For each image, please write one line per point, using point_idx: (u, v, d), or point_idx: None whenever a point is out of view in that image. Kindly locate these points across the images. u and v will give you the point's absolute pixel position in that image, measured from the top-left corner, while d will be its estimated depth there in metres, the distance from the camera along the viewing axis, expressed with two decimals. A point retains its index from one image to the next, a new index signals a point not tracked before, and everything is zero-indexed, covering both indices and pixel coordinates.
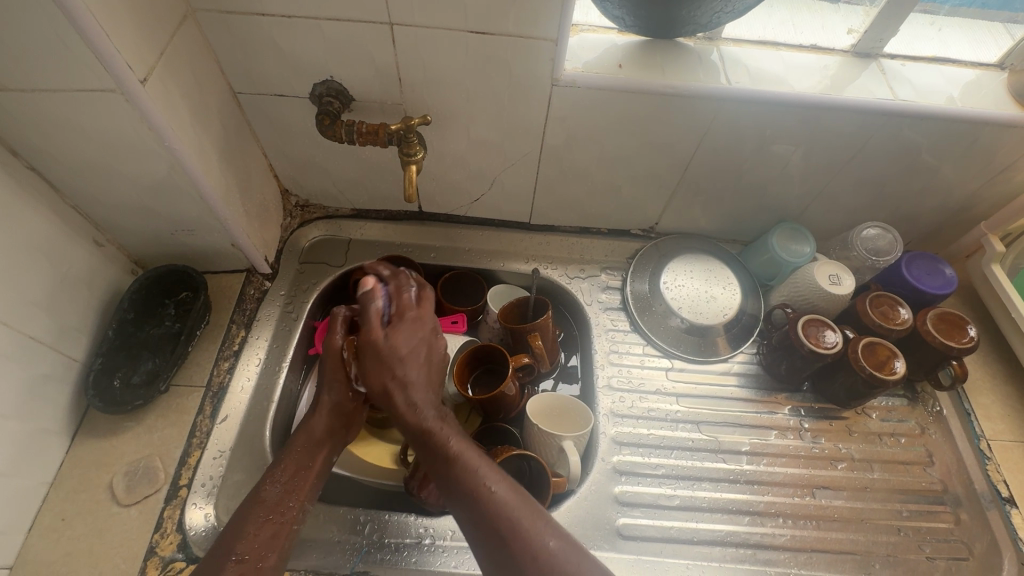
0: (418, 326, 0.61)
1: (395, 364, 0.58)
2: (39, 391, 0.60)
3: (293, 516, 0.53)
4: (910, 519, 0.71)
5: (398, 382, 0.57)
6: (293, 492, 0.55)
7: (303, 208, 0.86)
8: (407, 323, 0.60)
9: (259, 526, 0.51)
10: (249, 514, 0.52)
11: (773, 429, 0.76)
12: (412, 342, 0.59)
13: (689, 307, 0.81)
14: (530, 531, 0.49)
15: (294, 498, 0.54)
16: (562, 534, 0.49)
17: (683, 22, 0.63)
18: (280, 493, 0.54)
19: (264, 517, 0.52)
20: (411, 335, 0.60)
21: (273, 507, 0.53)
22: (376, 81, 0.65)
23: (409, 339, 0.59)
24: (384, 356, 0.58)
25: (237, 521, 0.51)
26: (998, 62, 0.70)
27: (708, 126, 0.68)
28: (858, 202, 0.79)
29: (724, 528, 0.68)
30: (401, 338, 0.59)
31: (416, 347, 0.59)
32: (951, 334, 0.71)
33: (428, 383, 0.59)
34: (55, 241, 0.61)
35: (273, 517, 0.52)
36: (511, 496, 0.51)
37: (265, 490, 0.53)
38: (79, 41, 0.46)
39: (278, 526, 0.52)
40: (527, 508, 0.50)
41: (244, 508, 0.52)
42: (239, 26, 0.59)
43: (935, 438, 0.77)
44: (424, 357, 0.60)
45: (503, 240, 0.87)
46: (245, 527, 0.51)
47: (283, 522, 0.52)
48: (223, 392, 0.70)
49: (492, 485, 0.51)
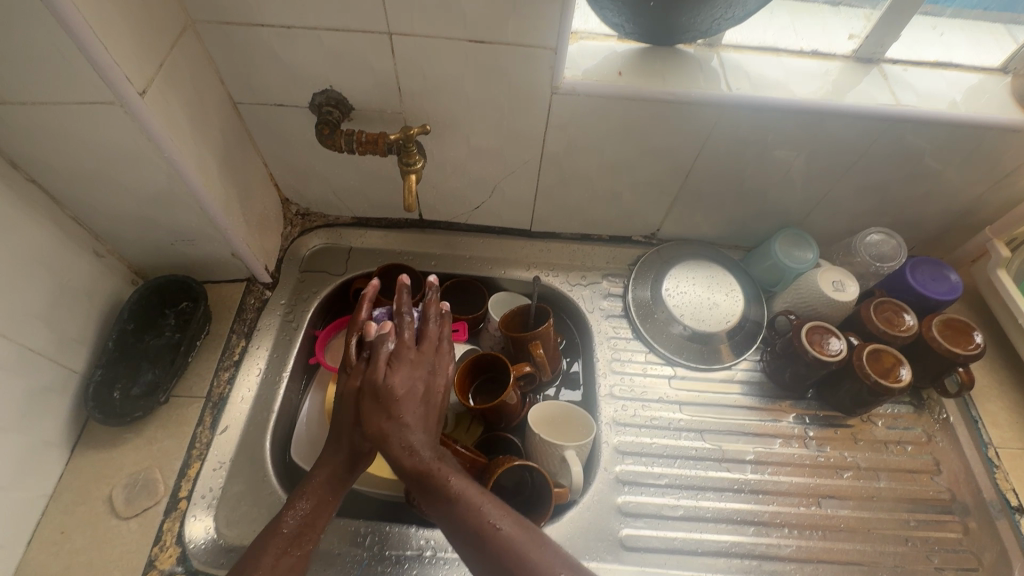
0: (418, 365, 0.60)
1: (394, 401, 0.57)
2: (39, 402, 0.60)
3: (310, 548, 0.53)
4: (918, 529, 0.70)
5: (401, 419, 0.56)
6: (311, 525, 0.54)
7: (303, 217, 0.86)
8: (407, 360, 0.60)
9: (275, 558, 0.52)
10: (266, 545, 0.52)
11: (777, 437, 0.75)
12: (409, 382, 0.58)
13: (690, 315, 0.79)
14: (540, 564, 0.47)
15: (313, 531, 0.54)
16: (572, 564, 0.47)
17: (683, 28, 0.63)
18: (300, 526, 0.53)
19: (280, 550, 0.52)
20: (409, 375, 0.59)
21: (292, 540, 0.53)
22: (374, 90, 0.65)
23: (408, 380, 0.58)
24: (382, 396, 0.57)
25: (254, 552, 0.52)
26: (1001, 66, 0.70)
27: (708, 133, 0.68)
28: (861, 207, 0.78)
29: (729, 539, 0.67)
30: (399, 375, 0.58)
31: (414, 388, 0.58)
32: (957, 340, 0.71)
33: (425, 426, 0.57)
34: (54, 253, 0.61)
35: (290, 551, 0.52)
36: (518, 534, 0.49)
37: (283, 521, 0.53)
38: (78, 54, 0.46)
39: (294, 559, 0.52)
40: (534, 541, 0.49)
41: (260, 540, 0.53)
42: (239, 36, 0.59)
43: (943, 445, 0.76)
44: (420, 397, 0.58)
45: (504, 247, 0.86)
46: (262, 559, 0.51)
47: (300, 555, 0.53)
48: (223, 403, 0.69)
49: (502, 521, 0.50)
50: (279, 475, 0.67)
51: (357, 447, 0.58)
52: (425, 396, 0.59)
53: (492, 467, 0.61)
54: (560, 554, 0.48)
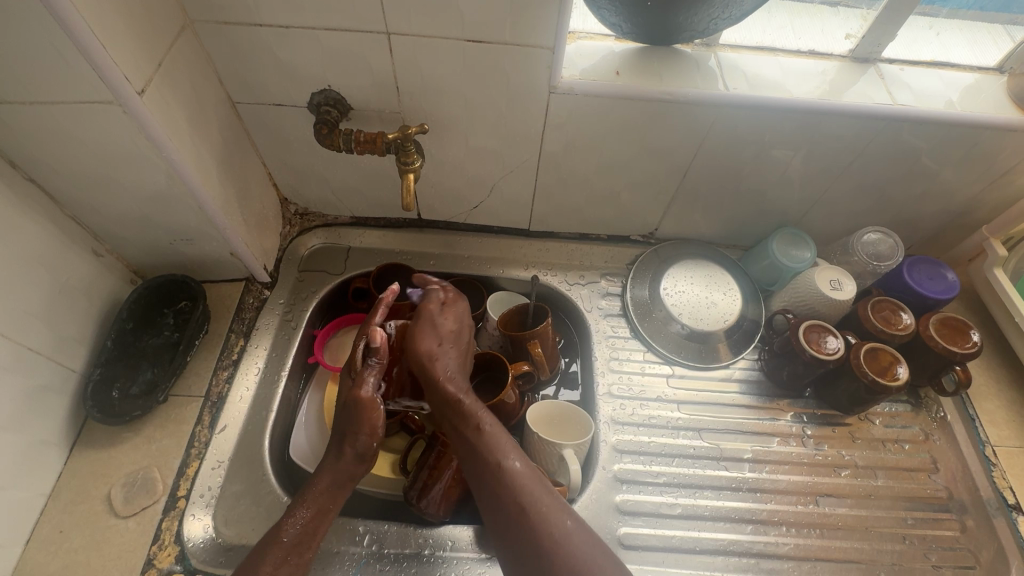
0: (463, 313, 0.67)
1: (439, 336, 0.63)
2: (38, 401, 0.60)
3: (308, 556, 0.54)
4: (916, 527, 0.70)
5: (444, 351, 0.62)
6: (311, 534, 0.54)
7: (302, 216, 0.86)
8: (455, 306, 0.66)
9: (275, 566, 0.51)
10: (265, 556, 0.52)
11: (775, 435, 0.75)
12: (457, 324, 0.65)
13: (689, 314, 0.80)
14: (541, 502, 0.53)
15: (312, 539, 0.54)
16: (576, 517, 0.53)
17: (680, 28, 0.63)
18: (300, 534, 0.53)
19: (280, 559, 0.52)
20: (458, 317, 0.66)
21: (291, 549, 0.52)
22: (373, 90, 0.65)
23: (452, 323, 0.65)
24: (432, 327, 0.64)
25: (254, 559, 0.52)
26: (997, 66, 0.70)
27: (705, 133, 0.68)
28: (859, 206, 0.78)
29: (727, 537, 0.67)
30: (449, 316, 0.65)
31: (459, 330, 0.65)
32: (954, 338, 0.71)
33: (462, 364, 0.63)
34: (53, 252, 0.62)
35: (290, 560, 0.52)
36: (528, 473, 0.55)
37: (283, 530, 0.53)
38: (76, 53, 0.47)
39: (294, 567, 0.52)
40: (540, 485, 0.54)
41: (259, 549, 0.52)
42: (237, 36, 0.60)
43: (940, 443, 0.76)
44: (461, 340, 0.64)
45: (502, 247, 0.86)
46: (261, 567, 0.51)
47: (298, 563, 0.53)
48: (222, 402, 0.70)
49: (516, 460, 0.55)
50: (278, 474, 0.67)
51: (358, 454, 0.58)
52: (466, 340, 0.65)
53: None
54: (563, 504, 0.54)
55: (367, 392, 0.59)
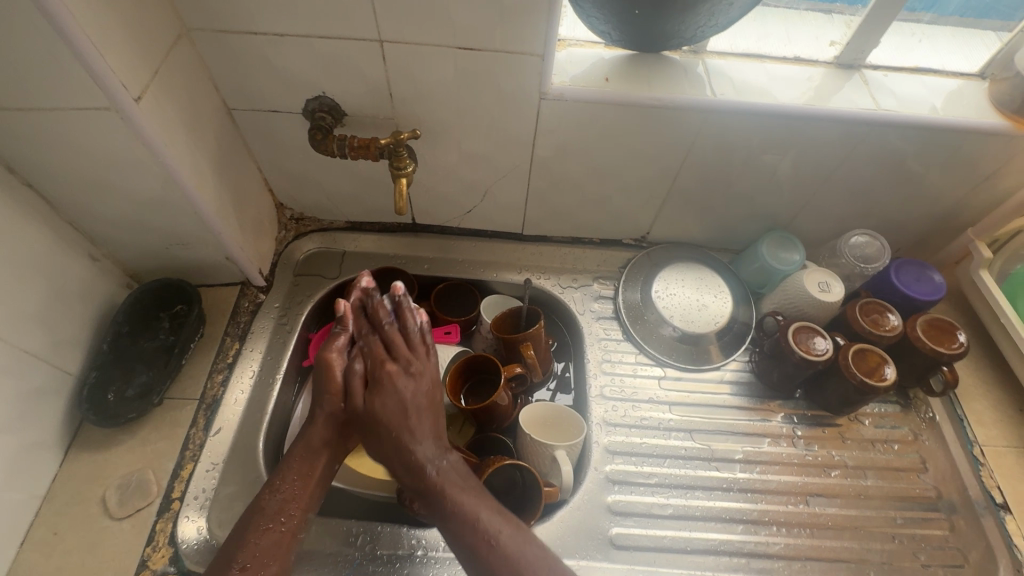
0: (395, 378, 0.61)
1: (382, 426, 0.59)
2: (33, 404, 0.61)
3: (294, 524, 0.55)
4: (905, 526, 0.71)
5: (393, 433, 0.59)
6: (292, 500, 0.56)
7: (297, 221, 0.87)
8: (384, 378, 0.61)
9: (260, 535, 0.53)
10: (249, 524, 0.53)
11: (766, 436, 0.76)
12: (390, 401, 0.60)
13: (680, 316, 0.81)
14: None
15: (294, 506, 0.55)
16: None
17: (668, 36, 0.65)
18: (279, 502, 0.55)
19: (264, 526, 0.53)
20: (389, 392, 0.60)
21: (273, 516, 0.54)
22: (367, 97, 0.66)
23: (389, 406, 0.60)
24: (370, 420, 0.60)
25: (240, 531, 0.53)
26: (978, 73, 0.72)
27: (694, 137, 0.69)
28: (846, 210, 0.80)
29: (718, 537, 0.68)
30: (381, 397, 0.60)
31: (399, 401, 0.60)
32: (941, 339, 0.72)
33: (421, 432, 0.59)
34: (50, 256, 0.62)
35: (275, 526, 0.54)
36: (514, 548, 0.52)
37: (263, 499, 0.55)
38: (74, 61, 0.48)
39: (280, 534, 0.54)
40: (530, 557, 0.52)
41: (244, 519, 0.54)
42: (233, 43, 0.61)
43: (929, 444, 0.77)
44: (407, 413, 0.60)
45: (495, 250, 0.87)
46: (247, 538, 0.52)
47: (284, 530, 0.54)
48: (216, 405, 0.70)
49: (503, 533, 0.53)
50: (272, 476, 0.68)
51: (328, 416, 0.61)
52: (411, 404, 0.60)
53: (482, 466, 0.63)
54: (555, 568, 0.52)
55: (335, 354, 0.63)
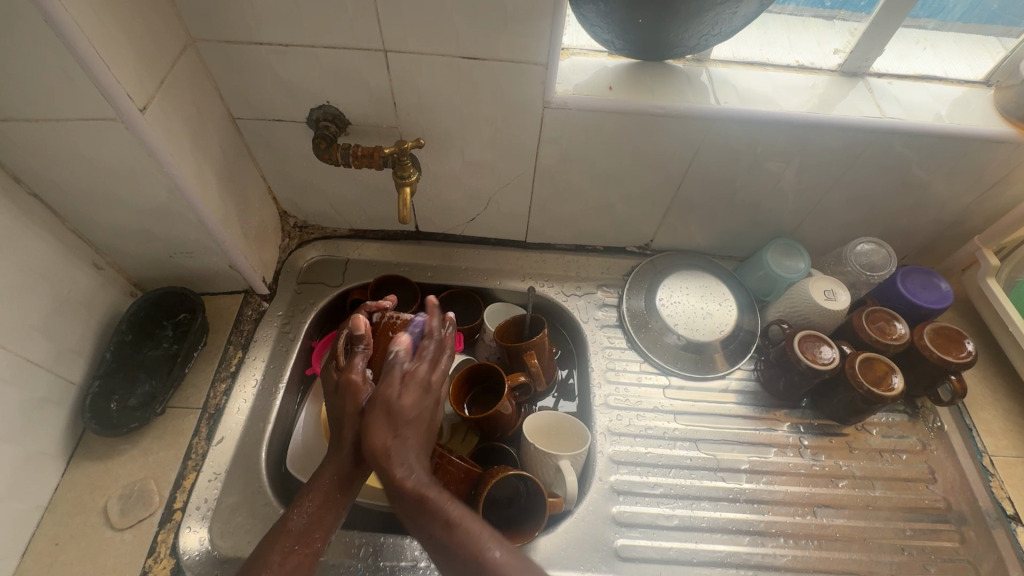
0: (426, 385, 0.57)
1: (400, 423, 0.54)
2: (36, 413, 0.61)
3: (318, 546, 0.53)
4: (915, 538, 0.70)
5: (404, 436, 0.53)
6: (319, 523, 0.54)
7: (301, 229, 0.87)
8: (423, 377, 0.57)
9: (283, 557, 0.52)
10: (274, 543, 0.52)
11: (772, 446, 0.75)
12: (421, 404, 0.56)
13: (684, 324, 0.81)
14: None
15: (319, 529, 0.54)
16: None
17: (672, 45, 0.65)
18: (306, 524, 0.54)
19: (289, 548, 0.52)
20: (421, 397, 0.56)
21: (299, 538, 0.53)
22: (371, 106, 0.67)
23: (386, 430, 0.53)
24: (393, 413, 0.54)
25: (264, 548, 0.52)
26: (984, 79, 0.71)
27: (698, 146, 0.69)
28: (851, 217, 0.79)
29: (724, 548, 0.67)
30: (406, 395, 0.55)
31: (424, 406, 0.56)
32: (948, 348, 0.71)
33: (423, 450, 0.55)
34: (54, 266, 0.62)
35: (299, 549, 0.52)
36: (514, 561, 0.49)
37: (290, 519, 0.53)
38: (80, 73, 0.48)
39: (303, 557, 0.52)
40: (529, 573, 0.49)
41: (267, 539, 0.53)
42: (238, 54, 0.61)
43: (937, 454, 0.76)
44: (425, 423, 0.56)
45: (498, 258, 0.87)
46: (268, 558, 0.51)
47: (308, 553, 0.53)
48: (219, 414, 0.70)
49: (495, 549, 0.50)
50: (275, 485, 0.67)
51: (359, 440, 0.57)
52: (424, 417, 0.56)
53: (487, 477, 0.61)
54: None
55: (357, 375, 0.57)
